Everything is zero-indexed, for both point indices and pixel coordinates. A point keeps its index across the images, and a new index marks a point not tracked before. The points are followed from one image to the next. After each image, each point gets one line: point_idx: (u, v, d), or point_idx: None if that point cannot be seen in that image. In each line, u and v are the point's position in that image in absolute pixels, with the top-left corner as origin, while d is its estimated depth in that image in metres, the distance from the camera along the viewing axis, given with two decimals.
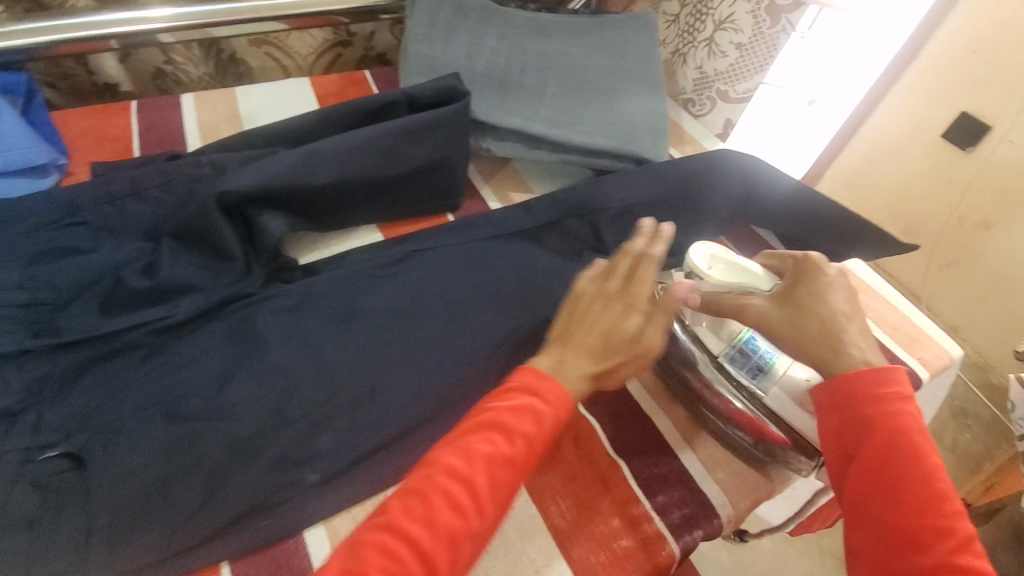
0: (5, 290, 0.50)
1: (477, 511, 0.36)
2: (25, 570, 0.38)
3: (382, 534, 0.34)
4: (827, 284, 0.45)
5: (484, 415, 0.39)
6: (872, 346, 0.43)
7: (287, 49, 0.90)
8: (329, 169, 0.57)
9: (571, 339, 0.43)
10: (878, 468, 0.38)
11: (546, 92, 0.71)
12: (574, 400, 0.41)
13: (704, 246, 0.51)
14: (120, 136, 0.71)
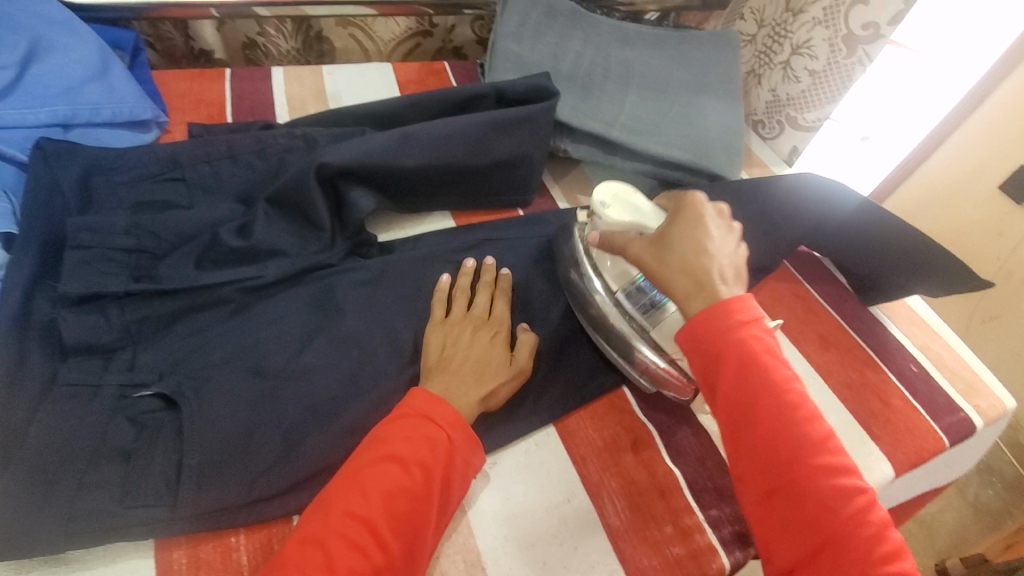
0: (114, 234, 0.52)
1: (379, 548, 0.38)
2: (120, 497, 0.41)
3: (328, 546, 0.37)
4: (700, 217, 0.44)
5: (381, 449, 0.41)
6: (736, 276, 0.42)
7: (370, 33, 0.92)
8: (419, 152, 0.59)
9: (448, 367, 0.48)
10: (767, 427, 0.38)
11: (626, 100, 0.71)
12: (467, 423, 0.45)
13: (608, 186, 0.53)
14: (214, 101, 0.75)
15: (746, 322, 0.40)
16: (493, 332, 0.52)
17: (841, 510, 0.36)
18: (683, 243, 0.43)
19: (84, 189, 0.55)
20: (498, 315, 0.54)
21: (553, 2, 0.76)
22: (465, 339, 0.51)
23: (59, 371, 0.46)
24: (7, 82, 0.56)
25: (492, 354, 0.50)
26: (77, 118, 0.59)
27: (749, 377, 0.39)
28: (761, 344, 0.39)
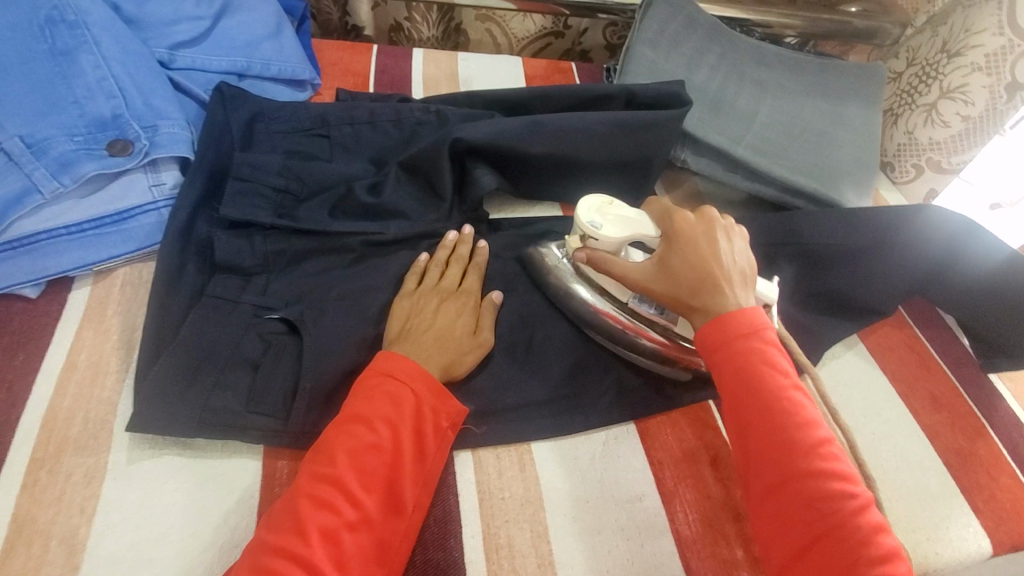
0: (268, 173, 0.58)
1: (352, 503, 0.39)
2: (243, 401, 0.46)
3: (299, 507, 0.38)
4: (685, 233, 0.48)
5: (346, 412, 0.43)
6: (729, 279, 0.44)
7: (506, 28, 0.96)
8: (547, 142, 0.61)
9: (412, 335, 0.49)
10: (761, 424, 0.40)
11: (756, 119, 0.70)
12: (425, 373, 0.46)
13: (591, 200, 0.53)
14: (360, 73, 0.81)
15: (752, 328, 0.42)
16: (459, 303, 0.53)
17: (834, 509, 0.36)
18: (685, 268, 0.46)
19: (248, 131, 0.61)
20: (467, 287, 0.55)
21: (695, 14, 0.75)
22: (430, 309, 0.52)
23: (209, 285, 0.52)
24: (202, 31, 0.64)
25: (455, 326, 0.51)
26: (250, 70, 0.66)
27: (755, 378, 0.40)
28: (760, 348, 0.42)
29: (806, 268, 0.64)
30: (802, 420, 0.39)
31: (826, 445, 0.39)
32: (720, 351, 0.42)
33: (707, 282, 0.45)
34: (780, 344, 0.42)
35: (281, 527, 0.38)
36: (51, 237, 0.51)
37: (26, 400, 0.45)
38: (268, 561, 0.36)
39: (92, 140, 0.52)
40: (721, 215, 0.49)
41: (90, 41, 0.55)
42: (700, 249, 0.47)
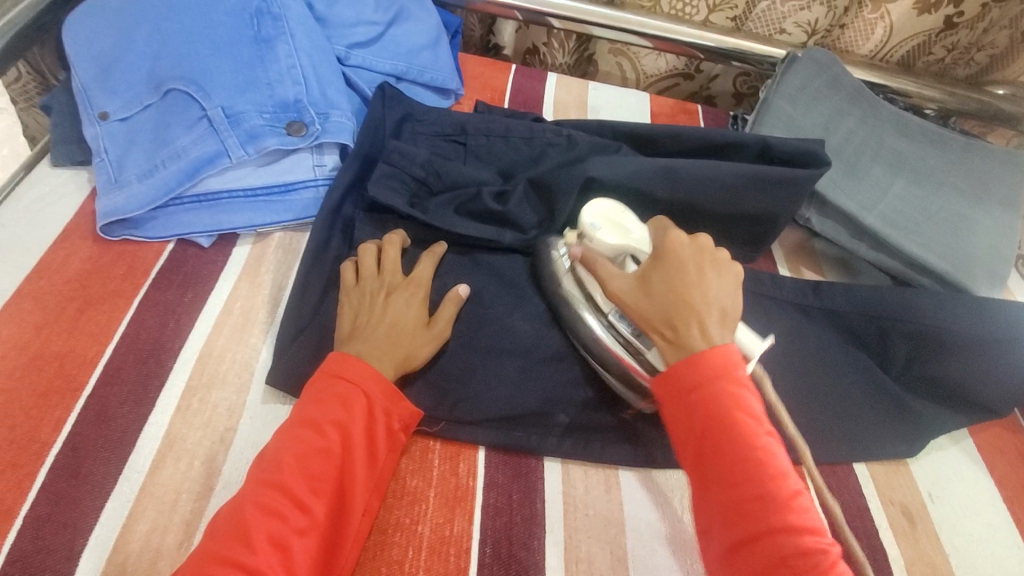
0: (413, 163, 0.63)
1: (299, 510, 0.41)
2: None
3: (246, 514, 0.40)
4: (672, 259, 0.48)
5: (297, 418, 0.44)
6: (702, 313, 0.45)
7: (637, 64, 0.98)
8: (675, 184, 0.63)
9: (362, 330, 0.50)
10: (731, 474, 0.39)
11: (891, 190, 0.69)
12: (380, 375, 0.47)
13: (597, 206, 0.54)
14: (498, 89, 0.87)
15: (724, 370, 0.42)
16: (406, 294, 0.53)
17: (802, 566, 0.36)
18: (662, 289, 0.46)
19: (398, 129, 0.67)
20: (417, 278, 0.55)
21: (841, 77, 0.75)
22: (379, 301, 0.52)
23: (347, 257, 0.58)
24: (374, 35, 0.71)
25: (409, 319, 0.52)
26: (408, 74, 0.73)
27: (726, 427, 0.40)
28: (736, 394, 0.41)
29: (919, 349, 0.60)
30: (770, 471, 0.39)
31: (794, 496, 0.39)
32: (692, 394, 0.42)
33: (682, 309, 0.45)
34: (751, 388, 0.42)
35: (226, 534, 0.39)
36: (230, 197, 0.59)
37: (188, 332, 0.51)
38: (213, 570, 0.37)
39: (276, 119, 0.59)
40: (712, 243, 0.50)
41: (288, 33, 0.62)
42: (688, 269, 0.47)
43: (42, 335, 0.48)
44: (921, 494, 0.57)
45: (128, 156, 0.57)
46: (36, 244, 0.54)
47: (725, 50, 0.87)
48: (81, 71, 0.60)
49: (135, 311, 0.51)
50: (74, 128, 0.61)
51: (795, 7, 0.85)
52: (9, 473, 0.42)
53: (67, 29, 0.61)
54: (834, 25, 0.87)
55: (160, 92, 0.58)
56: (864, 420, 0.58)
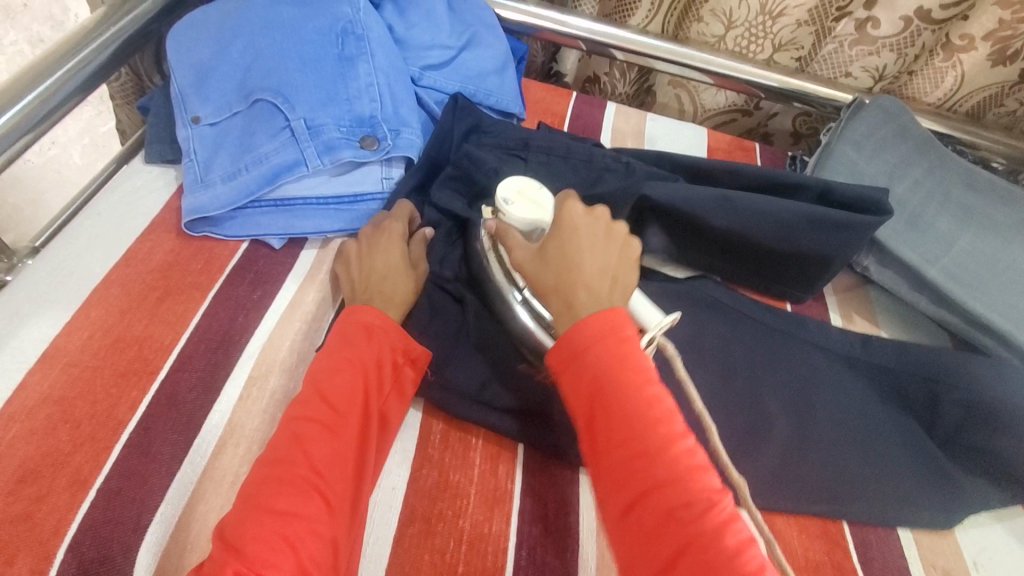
0: (477, 170, 0.65)
1: (332, 432, 0.44)
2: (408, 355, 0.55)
3: (285, 440, 0.43)
4: (570, 224, 0.50)
5: (320, 360, 0.48)
6: (597, 270, 0.47)
7: (696, 98, 0.98)
8: (733, 220, 0.62)
9: (365, 279, 0.56)
10: (620, 431, 0.40)
11: (955, 244, 0.67)
12: (388, 316, 0.51)
13: (514, 179, 0.57)
14: (558, 114, 0.89)
15: (610, 329, 0.42)
16: (391, 234, 0.59)
17: (690, 516, 0.36)
18: (557, 255, 0.49)
19: (464, 139, 0.70)
20: (395, 222, 0.60)
21: (909, 125, 0.74)
22: (369, 248, 0.59)
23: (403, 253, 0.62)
24: (447, 58, 0.75)
25: (395, 256, 0.58)
26: (475, 96, 0.75)
27: (619, 390, 0.40)
28: (620, 348, 0.42)
29: (972, 419, 0.58)
30: (655, 417, 0.40)
31: (674, 442, 0.39)
32: (580, 360, 0.42)
33: (569, 272, 0.47)
34: (639, 345, 0.43)
35: (271, 458, 0.42)
36: (305, 202, 0.63)
37: (255, 328, 0.54)
38: (262, 487, 0.41)
39: (352, 133, 0.62)
40: (609, 213, 0.52)
41: (369, 53, 0.66)
42: (584, 235, 0.49)
43: (125, 320, 0.52)
44: (966, 564, 0.55)
45: (215, 158, 0.61)
46: (125, 234, 0.58)
47: (788, 91, 0.87)
48: (179, 77, 0.65)
49: (208, 304, 0.55)
50: (168, 129, 0.66)
51: (864, 52, 0.85)
52: (88, 446, 0.45)
53: (171, 39, 0.66)
54: (903, 72, 0.86)
55: (248, 101, 0.62)
56: (913, 481, 0.56)
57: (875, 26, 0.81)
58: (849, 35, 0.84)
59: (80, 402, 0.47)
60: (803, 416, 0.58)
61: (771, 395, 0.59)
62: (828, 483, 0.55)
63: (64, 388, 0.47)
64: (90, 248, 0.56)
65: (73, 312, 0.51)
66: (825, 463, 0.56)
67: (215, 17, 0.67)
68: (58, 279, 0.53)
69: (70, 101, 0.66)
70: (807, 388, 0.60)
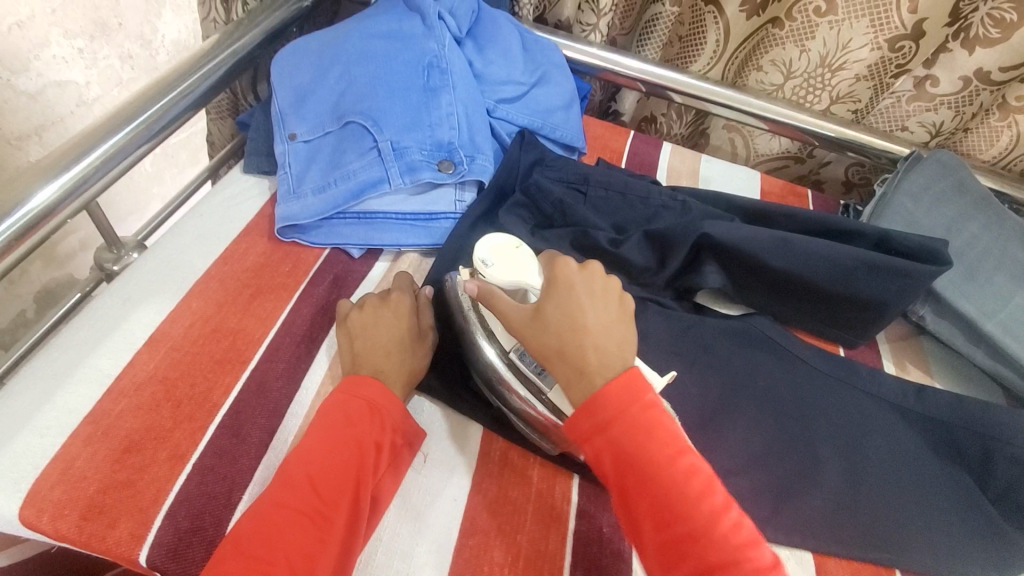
0: (544, 200, 0.70)
1: (322, 523, 0.42)
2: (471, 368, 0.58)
3: (269, 529, 0.41)
4: (561, 283, 0.49)
5: (314, 437, 0.46)
6: (603, 324, 0.47)
7: (750, 143, 1.01)
8: (792, 260, 0.64)
9: (361, 357, 0.53)
10: (653, 501, 0.41)
11: (1014, 300, 0.67)
12: (390, 391, 0.50)
13: (491, 240, 0.55)
14: (616, 150, 0.93)
15: (630, 399, 0.43)
16: (395, 310, 0.57)
17: None
18: (557, 314, 0.48)
19: (529, 171, 0.74)
20: (399, 296, 0.58)
21: (968, 180, 0.75)
22: (378, 323, 0.56)
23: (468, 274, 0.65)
24: (519, 93, 0.80)
25: (401, 334, 0.55)
26: (542, 129, 0.80)
27: (632, 445, 0.42)
28: (641, 417, 0.43)
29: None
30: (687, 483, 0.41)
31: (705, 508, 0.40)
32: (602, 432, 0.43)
33: (574, 329, 0.47)
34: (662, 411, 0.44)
35: (250, 548, 0.40)
36: (385, 217, 0.68)
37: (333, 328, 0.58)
38: None
39: (432, 156, 0.68)
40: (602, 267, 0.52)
41: (451, 85, 0.72)
42: (580, 292, 0.49)
43: (221, 312, 0.57)
44: None
45: (307, 172, 0.67)
46: (223, 236, 0.64)
47: (843, 141, 0.89)
48: (281, 98, 0.71)
49: (294, 303, 0.59)
50: (265, 143, 0.72)
51: (921, 108, 0.87)
52: (186, 425, 0.49)
53: (275, 64, 0.73)
54: (959, 128, 0.88)
55: (341, 123, 0.68)
56: (965, 536, 0.56)
57: (934, 84, 0.84)
58: (908, 91, 0.87)
59: (180, 384, 0.51)
60: (856, 461, 0.59)
61: (822, 436, 0.60)
62: (875, 529, 0.56)
63: (167, 369, 0.52)
64: (193, 247, 0.62)
65: (176, 302, 0.57)
66: (876, 509, 0.56)
67: (315, 46, 0.74)
68: (165, 272, 0.59)
69: (183, 115, 0.74)
70: (858, 432, 0.60)
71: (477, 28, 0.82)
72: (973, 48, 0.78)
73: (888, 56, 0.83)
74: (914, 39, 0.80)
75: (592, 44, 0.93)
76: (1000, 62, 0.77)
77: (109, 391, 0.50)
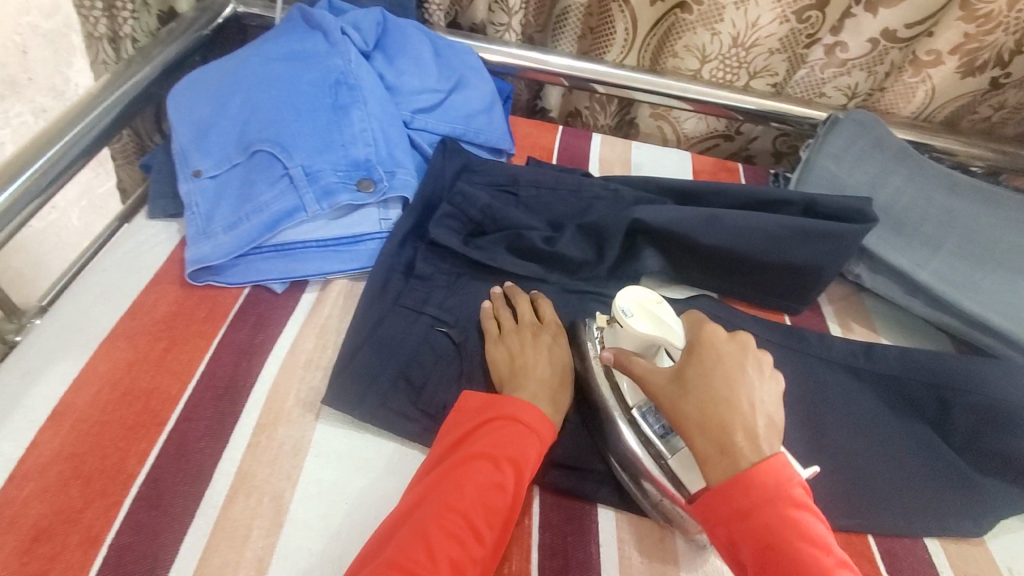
0: (473, 207, 0.68)
1: (477, 538, 0.43)
2: (413, 394, 0.55)
3: (427, 536, 0.42)
4: (716, 358, 0.46)
5: (473, 450, 0.47)
6: (771, 427, 0.44)
7: (677, 127, 1.02)
8: (723, 236, 0.64)
9: (515, 375, 0.54)
10: (777, 571, 0.38)
11: (943, 248, 0.69)
12: (546, 417, 0.50)
13: (634, 291, 0.52)
14: (546, 147, 0.92)
15: (766, 482, 0.40)
16: (547, 338, 0.58)
17: None
18: (701, 387, 0.45)
19: (455, 178, 0.72)
20: (549, 323, 0.59)
21: (884, 136, 0.76)
22: (522, 347, 0.56)
23: (402, 293, 0.63)
24: (436, 101, 0.78)
25: (552, 360, 0.56)
26: (465, 136, 0.78)
27: (770, 519, 0.40)
28: (783, 504, 0.40)
29: (983, 423, 0.58)
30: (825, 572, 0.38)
31: None
32: (745, 521, 0.40)
33: (716, 424, 0.43)
34: (801, 495, 0.41)
35: (408, 552, 0.41)
36: (303, 246, 0.64)
37: (258, 371, 0.55)
38: None
39: (348, 177, 0.64)
40: (753, 341, 0.48)
41: (362, 100, 0.69)
42: (725, 369, 0.46)
43: (132, 372, 0.53)
44: (999, 569, 0.55)
45: (216, 209, 0.63)
46: (131, 288, 0.60)
47: (765, 112, 0.90)
48: (180, 135, 0.67)
49: (213, 352, 0.56)
50: (169, 184, 0.68)
51: (834, 73, 0.89)
52: (98, 502, 0.46)
53: (172, 100, 0.70)
54: (874, 89, 0.90)
55: (248, 153, 0.64)
56: (930, 487, 0.56)
57: (844, 50, 0.85)
58: (820, 60, 0.88)
59: (89, 458, 0.48)
60: (817, 430, 0.58)
61: (784, 407, 0.58)
62: (843, 494, 0.55)
63: (74, 443, 0.48)
64: (98, 306, 0.58)
65: (81, 368, 0.53)
66: (839, 476, 0.56)
67: (214, 77, 0.71)
68: (67, 337, 0.55)
69: (71, 167, 0.68)
70: (814, 399, 0.60)
71: (385, 40, 0.79)
72: (876, 11, 0.80)
73: (797, 27, 0.84)
74: (820, 9, 0.81)
75: (508, 44, 0.92)
76: (905, 20, 0.79)
77: (11, 476, 0.46)
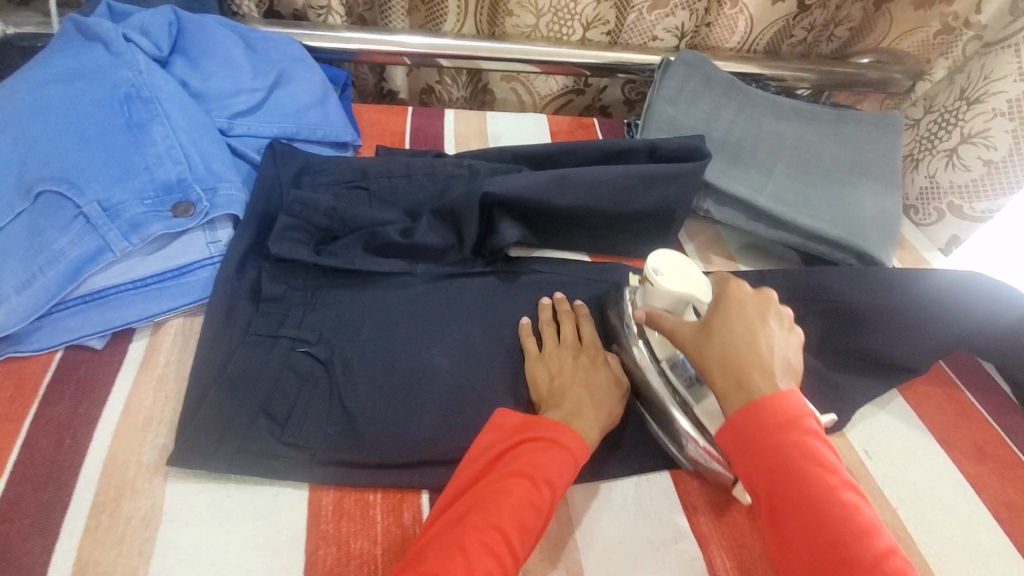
0: (316, 212, 0.62)
1: (510, 554, 0.41)
2: (279, 426, 0.51)
3: (464, 552, 0.40)
4: (738, 307, 0.47)
5: (516, 466, 0.46)
6: (787, 371, 0.44)
7: (530, 87, 1.01)
8: (572, 194, 0.63)
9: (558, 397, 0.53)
10: (804, 509, 0.39)
11: (776, 170, 0.73)
12: (587, 442, 0.49)
13: (660, 255, 0.55)
14: (398, 131, 0.88)
15: (789, 419, 0.41)
16: (590, 356, 0.57)
17: None
18: (729, 332, 0.46)
19: (295, 183, 0.66)
20: (588, 339, 0.59)
21: (711, 73, 0.79)
22: (567, 367, 0.55)
23: (252, 319, 0.57)
24: (256, 101, 0.71)
25: (594, 379, 0.55)
26: (299, 135, 0.72)
27: (793, 456, 0.40)
28: (804, 440, 0.41)
29: (830, 326, 0.63)
30: (849, 518, 0.38)
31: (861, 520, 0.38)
32: (777, 486, 0.40)
33: (739, 364, 0.44)
34: (821, 436, 0.41)
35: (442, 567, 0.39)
36: (120, 290, 0.57)
37: (88, 444, 0.49)
38: None
39: (160, 203, 0.57)
40: (777, 296, 0.49)
41: (162, 113, 0.61)
42: (745, 318, 0.47)
43: None
44: (858, 454, 0.60)
45: None
46: None
47: (607, 64, 0.90)
48: None
49: (28, 435, 0.48)
50: None
51: (662, 15, 0.90)
52: None
53: None
54: (700, 24, 0.93)
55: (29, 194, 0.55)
56: None
57: None
58: (645, 2, 0.89)
59: None
60: None
61: None
62: None
63: None
64: None
65: None
66: None
67: None
68: None
69: None
70: None
71: (183, 41, 0.70)
72: None
73: None
74: None
75: (333, 27, 0.85)
76: None
77: None
